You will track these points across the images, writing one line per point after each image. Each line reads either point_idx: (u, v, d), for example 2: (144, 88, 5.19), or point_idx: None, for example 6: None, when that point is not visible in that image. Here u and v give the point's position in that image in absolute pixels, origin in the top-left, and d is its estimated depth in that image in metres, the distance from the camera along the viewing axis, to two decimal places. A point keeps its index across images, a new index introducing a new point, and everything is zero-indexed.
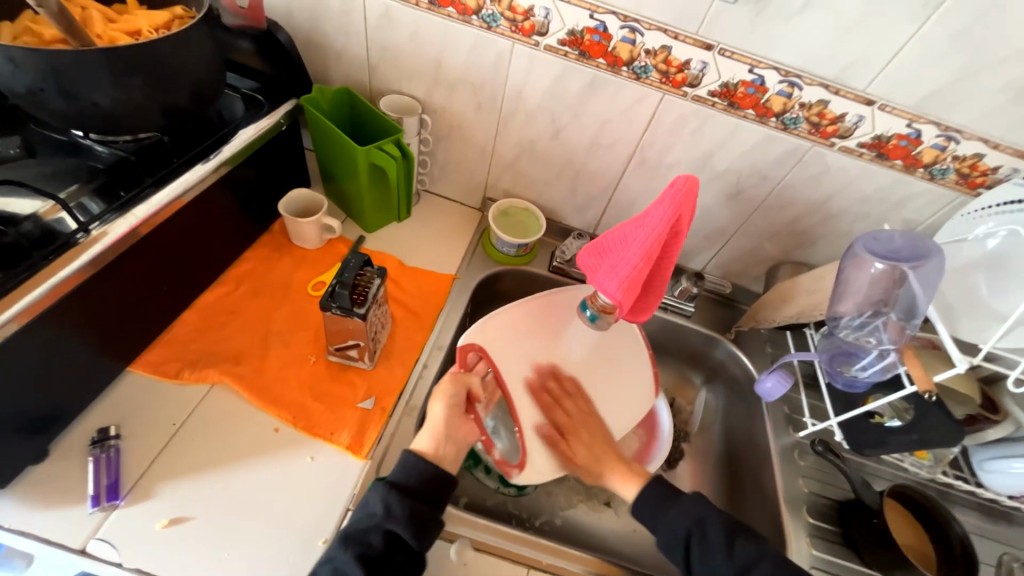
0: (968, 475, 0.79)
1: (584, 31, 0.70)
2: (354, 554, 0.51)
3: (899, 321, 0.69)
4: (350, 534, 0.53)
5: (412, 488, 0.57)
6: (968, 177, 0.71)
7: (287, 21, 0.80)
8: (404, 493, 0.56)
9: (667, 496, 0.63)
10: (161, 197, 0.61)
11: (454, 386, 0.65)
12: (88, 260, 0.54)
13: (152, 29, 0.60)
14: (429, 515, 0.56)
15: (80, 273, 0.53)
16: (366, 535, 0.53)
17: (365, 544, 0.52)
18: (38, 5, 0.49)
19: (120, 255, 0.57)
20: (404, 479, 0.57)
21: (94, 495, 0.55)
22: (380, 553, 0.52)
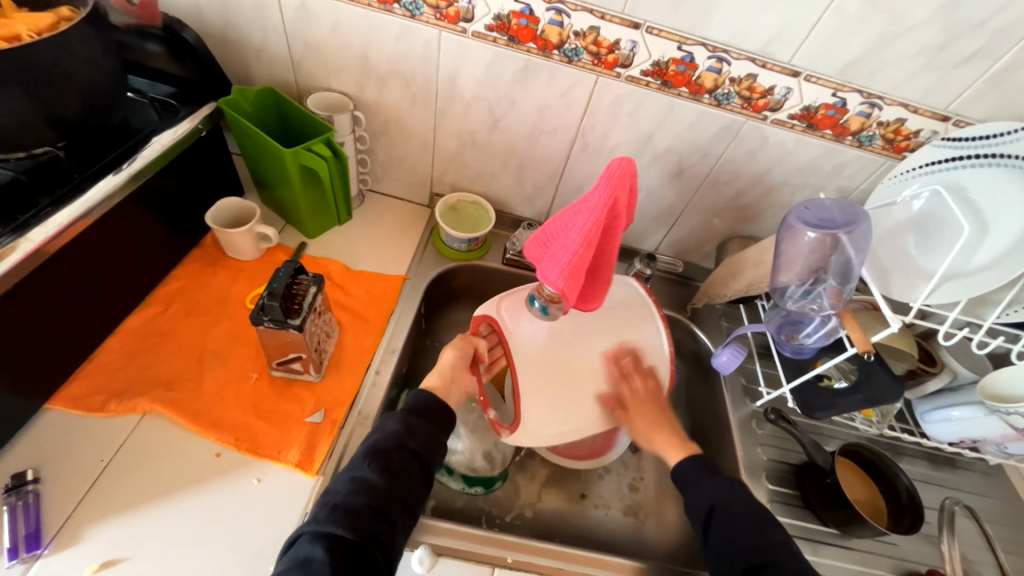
0: (913, 427, 0.83)
1: (510, 15, 0.68)
2: (378, 467, 0.54)
3: (837, 285, 0.71)
4: (373, 450, 0.56)
5: (426, 410, 0.61)
6: (893, 142, 0.74)
7: (196, 20, 0.75)
8: (421, 417, 0.60)
9: (702, 471, 0.64)
10: (63, 216, 0.56)
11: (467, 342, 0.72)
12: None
13: (31, 33, 0.54)
14: (441, 435, 0.61)
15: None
16: (388, 450, 0.56)
17: (388, 460, 0.55)
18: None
19: (16, 284, 0.52)
20: (423, 405, 0.62)
21: (11, 547, 0.50)
22: (401, 466, 0.55)
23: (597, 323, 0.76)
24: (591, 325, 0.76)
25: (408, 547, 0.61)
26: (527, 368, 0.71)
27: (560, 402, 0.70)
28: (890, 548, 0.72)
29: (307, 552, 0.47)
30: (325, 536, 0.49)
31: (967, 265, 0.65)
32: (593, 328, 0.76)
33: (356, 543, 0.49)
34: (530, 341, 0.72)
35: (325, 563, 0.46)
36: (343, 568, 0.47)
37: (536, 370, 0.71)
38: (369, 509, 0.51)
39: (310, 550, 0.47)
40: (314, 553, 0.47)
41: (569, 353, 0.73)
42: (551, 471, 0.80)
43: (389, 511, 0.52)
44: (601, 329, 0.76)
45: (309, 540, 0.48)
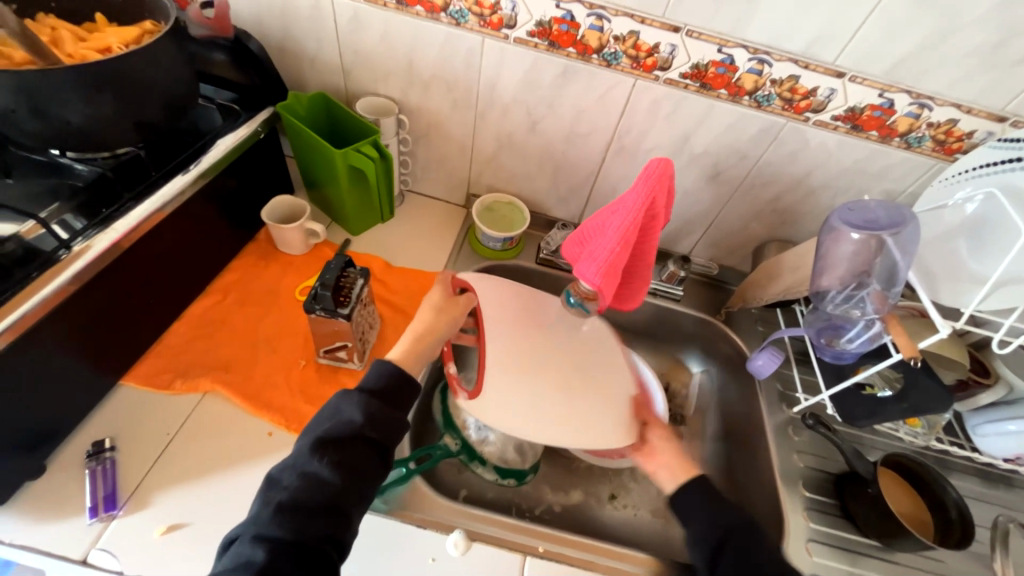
0: (963, 441, 0.79)
1: (551, 21, 0.70)
2: (329, 461, 0.50)
3: (881, 290, 0.69)
4: (324, 440, 0.51)
5: (385, 388, 0.56)
6: (945, 144, 0.71)
7: (259, 31, 0.81)
8: (382, 402, 0.55)
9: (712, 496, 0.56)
10: (141, 210, 0.62)
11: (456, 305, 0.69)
12: (69, 277, 0.54)
13: (122, 45, 0.61)
14: (399, 417, 0.56)
15: (64, 290, 0.54)
16: (342, 441, 0.51)
17: (341, 452, 0.51)
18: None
19: (102, 270, 0.58)
20: (382, 385, 0.56)
21: (92, 507, 0.56)
22: (355, 458, 0.51)
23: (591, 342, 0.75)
24: (584, 340, 0.75)
25: (442, 531, 0.63)
26: (502, 351, 0.69)
27: (528, 395, 0.67)
28: (934, 564, 0.70)
29: (248, 555, 0.45)
30: (267, 539, 0.46)
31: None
32: (583, 346, 0.74)
33: (303, 545, 0.46)
34: (511, 331, 0.71)
35: (263, 568, 0.44)
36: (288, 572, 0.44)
37: (512, 353, 0.69)
38: (315, 506, 0.48)
39: (251, 553, 0.45)
40: (254, 557, 0.44)
41: (552, 358, 0.71)
42: (580, 470, 0.81)
43: (342, 508, 0.49)
44: (592, 349, 0.74)
45: (252, 541, 0.46)
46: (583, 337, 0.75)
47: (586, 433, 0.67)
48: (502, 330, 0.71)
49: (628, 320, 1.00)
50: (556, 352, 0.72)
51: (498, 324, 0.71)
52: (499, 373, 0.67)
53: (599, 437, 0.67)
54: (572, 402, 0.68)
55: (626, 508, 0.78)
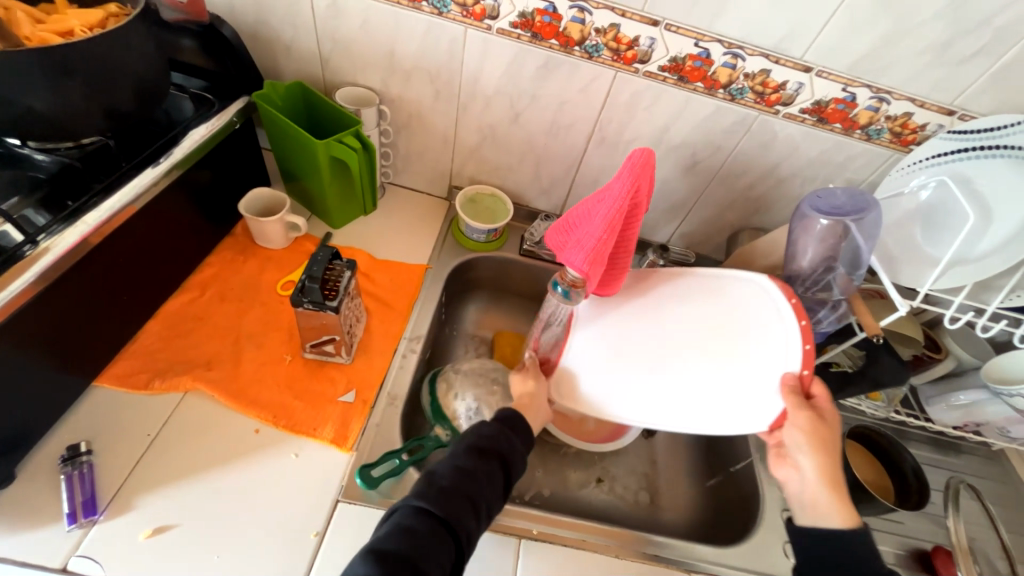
0: (918, 412, 0.85)
1: (535, 12, 0.71)
2: (477, 459, 0.55)
3: (846, 273, 0.73)
4: (476, 444, 0.57)
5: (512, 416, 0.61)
6: (901, 135, 0.76)
7: (230, 17, 0.78)
8: (517, 429, 0.60)
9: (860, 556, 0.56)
10: (111, 204, 0.59)
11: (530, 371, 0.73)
12: (34, 276, 0.51)
13: (85, 28, 0.58)
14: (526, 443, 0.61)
15: (29, 289, 0.51)
16: (490, 450, 0.57)
17: (484, 456, 0.56)
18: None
19: (70, 267, 0.55)
20: (519, 417, 0.62)
21: (71, 512, 0.53)
22: (493, 464, 0.55)
23: (694, 321, 0.69)
24: (698, 322, 0.68)
25: None
26: (582, 340, 0.71)
27: (612, 378, 0.70)
28: (895, 525, 0.75)
29: (411, 523, 0.49)
30: (425, 513, 0.50)
31: (972, 250, 0.68)
32: (687, 324, 0.69)
33: (444, 524, 0.50)
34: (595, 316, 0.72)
35: (423, 537, 0.48)
36: (431, 543, 0.48)
37: (592, 335, 0.71)
38: (464, 494, 0.52)
39: (413, 522, 0.49)
40: (417, 526, 0.49)
41: (647, 341, 0.69)
42: (569, 455, 0.83)
43: (481, 505, 0.52)
44: (699, 328, 0.68)
45: (413, 513, 0.50)
46: (689, 313, 0.69)
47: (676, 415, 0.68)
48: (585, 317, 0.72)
49: None
50: (648, 334, 0.70)
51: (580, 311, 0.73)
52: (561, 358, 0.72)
53: (690, 419, 0.67)
54: (664, 380, 0.68)
55: (612, 490, 0.81)
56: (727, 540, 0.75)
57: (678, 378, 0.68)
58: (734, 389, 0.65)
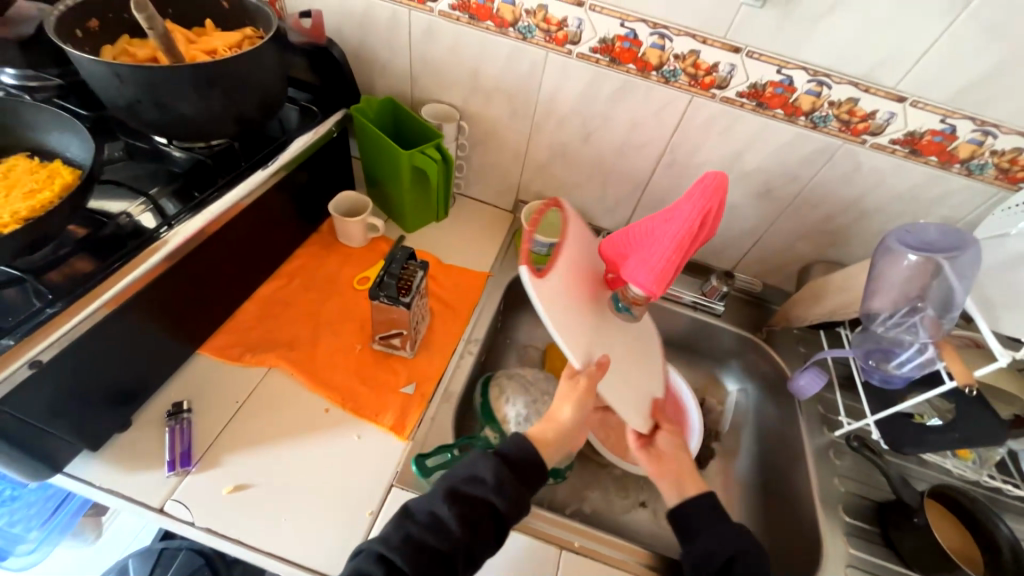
0: (1018, 482, 0.75)
1: (615, 38, 0.74)
2: (457, 512, 0.52)
3: (935, 316, 0.68)
4: (457, 490, 0.54)
5: (520, 461, 0.57)
6: (1008, 172, 0.71)
7: (339, 39, 0.88)
8: (514, 470, 0.56)
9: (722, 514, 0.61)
10: (229, 198, 0.68)
11: (580, 389, 0.61)
12: (166, 254, 0.61)
13: (226, 48, 0.68)
14: (524, 494, 0.56)
15: (161, 264, 0.60)
16: (472, 498, 0.54)
17: (466, 507, 0.53)
18: (151, 28, 0.57)
19: (194, 249, 0.64)
20: (517, 453, 0.57)
21: (171, 460, 0.61)
22: (477, 515, 0.53)
23: (621, 321, 0.73)
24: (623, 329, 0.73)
25: None
26: (573, 268, 0.66)
27: (589, 322, 0.65)
28: None
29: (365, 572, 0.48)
30: (386, 562, 0.49)
31: None
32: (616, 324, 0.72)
33: None
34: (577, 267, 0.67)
35: None
36: None
37: (578, 274, 0.67)
38: (432, 552, 0.50)
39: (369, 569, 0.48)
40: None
41: (604, 308, 0.70)
42: (613, 476, 0.82)
43: (452, 564, 0.50)
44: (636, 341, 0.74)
45: (370, 560, 0.49)
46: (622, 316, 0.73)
47: (611, 391, 0.65)
48: (575, 254, 0.68)
49: (664, 332, 1.01)
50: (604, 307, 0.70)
51: (576, 243, 0.69)
52: (563, 276, 0.63)
53: (619, 399, 0.65)
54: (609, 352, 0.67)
55: (656, 517, 0.79)
56: None
57: (617, 356, 0.68)
58: (634, 391, 0.68)
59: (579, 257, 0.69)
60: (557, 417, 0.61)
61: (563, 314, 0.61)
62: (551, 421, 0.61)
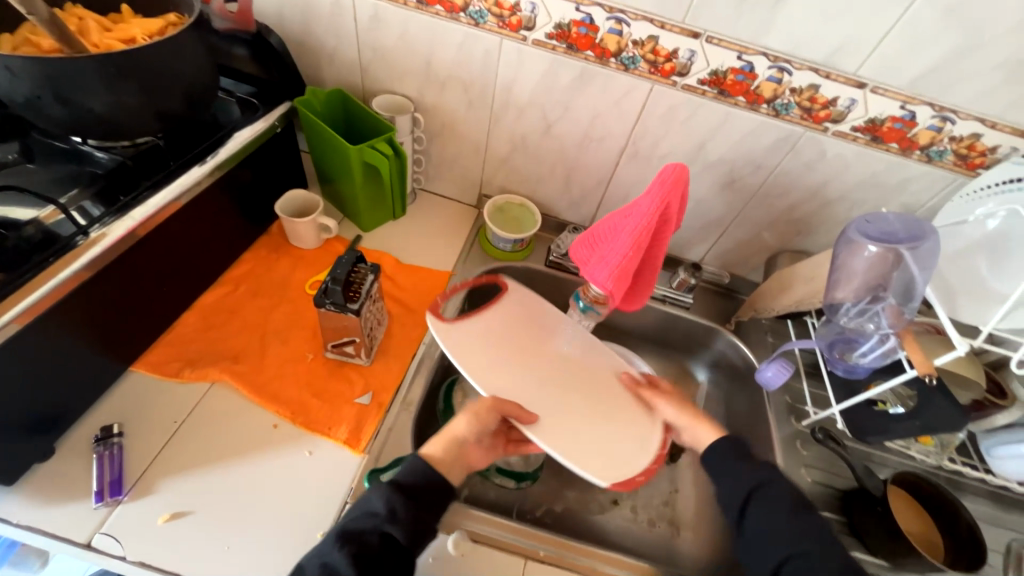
0: (977, 462, 0.75)
1: (571, 23, 0.70)
2: (350, 554, 0.49)
3: (897, 305, 0.68)
4: (345, 530, 0.51)
5: (415, 489, 0.54)
6: (966, 158, 0.70)
7: (281, 27, 0.82)
8: (409, 496, 0.54)
9: (740, 454, 0.62)
10: (158, 200, 0.62)
11: (479, 407, 0.61)
12: (83, 264, 0.55)
13: (145, 36, 0.62)
14: (425, 521, 0.53)
15: (77, 276, 0.54)
16: (364, 534, 0.51)
17: (360, 544, 0.50)
18: (30, 13, 0.49)
19: (117, 257, 0.59)
20: (412, 479, 0.55)
21: (98, 491, 0.56)
22: (374, 554, 0.50)
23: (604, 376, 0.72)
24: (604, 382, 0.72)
25: (444, 532, 0.62)
26: (504, 326, 0.73)
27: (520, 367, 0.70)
28: None
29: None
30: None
31: None
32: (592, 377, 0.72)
33: None
34: (516, 322, 0.74)
35: None
36: None
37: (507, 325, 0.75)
38: None
39: None
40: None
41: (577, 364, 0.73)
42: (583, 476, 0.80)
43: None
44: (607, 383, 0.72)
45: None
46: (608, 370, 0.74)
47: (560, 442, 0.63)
48: (516, 318, 0.75)
49: (634, 326, 0.99)
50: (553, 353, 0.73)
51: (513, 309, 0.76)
52: (486, 327, 0.72)
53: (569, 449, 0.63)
54: (550, 405, 0.66)
55: (628, 515, 0.77)
56: None
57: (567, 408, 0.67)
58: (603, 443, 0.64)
59: (522, 316, 0.76)
60: (451, 430, 0.60)
61: (471, 353, 0.68)
62: (445, 433, 0.60)
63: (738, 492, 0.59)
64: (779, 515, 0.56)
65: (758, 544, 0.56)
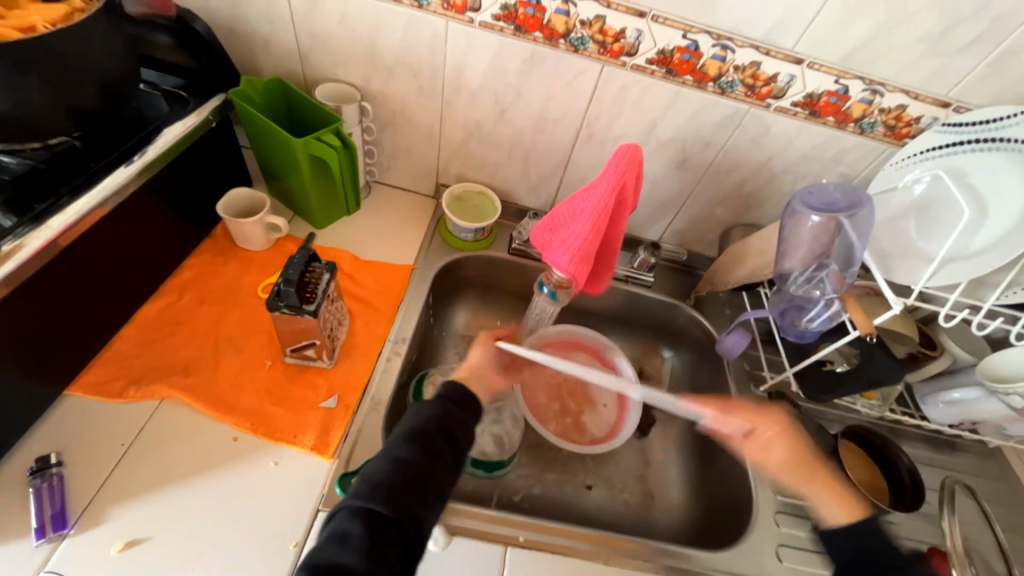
0: (913, 411, 0.83)
1: (517, 4, 0.68)
2: (413, 445, 0.53)
3: (839, 271, 0.72)
4: (415, 430, 0.54)
5: (455, 396, 0.59)
6: (895, 129, 0.75)
7: (205, 11, 0.76)
8: (455, 405, 0.59)
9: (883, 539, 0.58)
10: (81, 206, 0.57)
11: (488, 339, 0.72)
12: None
13: (47, 24, 0.54)
14: (468, 422, 0.58)
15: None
16: (426, 432, 0.55)
17: (424, 440, 0.54)
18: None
19: (38, 272, 0.53)
20: (454, 391, 0.60)
21: (39, 527, 0.52)
22: (436, 446, 0.54)
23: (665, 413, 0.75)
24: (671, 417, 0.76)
25: None
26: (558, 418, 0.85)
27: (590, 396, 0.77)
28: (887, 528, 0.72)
29: (346, 528, 0.46)
30: (365, 514, 0.47)
31: (968, 247, 0.67)
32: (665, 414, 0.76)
33: (387, 517, 0.47)
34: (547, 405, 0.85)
35: (360, 540, 0.45)
36: (383, 543, 0.46)
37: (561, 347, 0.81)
38: (406, 486, 0.50)
39: (348, 526, 0.46)
40: (353, 530, 0.46)
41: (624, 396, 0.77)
42: (558, 458, 0.81)
43: (425, 491, 0.51)
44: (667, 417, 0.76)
45: (349, 516, 0.47)
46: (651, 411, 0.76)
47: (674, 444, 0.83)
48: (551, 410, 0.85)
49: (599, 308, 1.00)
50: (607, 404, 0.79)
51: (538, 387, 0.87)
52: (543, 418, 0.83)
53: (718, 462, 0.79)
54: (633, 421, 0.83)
55: (604, 491, 0.79)
56: (720, 543, 0.73)
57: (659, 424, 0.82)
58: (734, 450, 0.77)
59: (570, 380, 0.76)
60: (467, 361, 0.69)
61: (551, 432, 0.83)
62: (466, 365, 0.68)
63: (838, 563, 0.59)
64: None
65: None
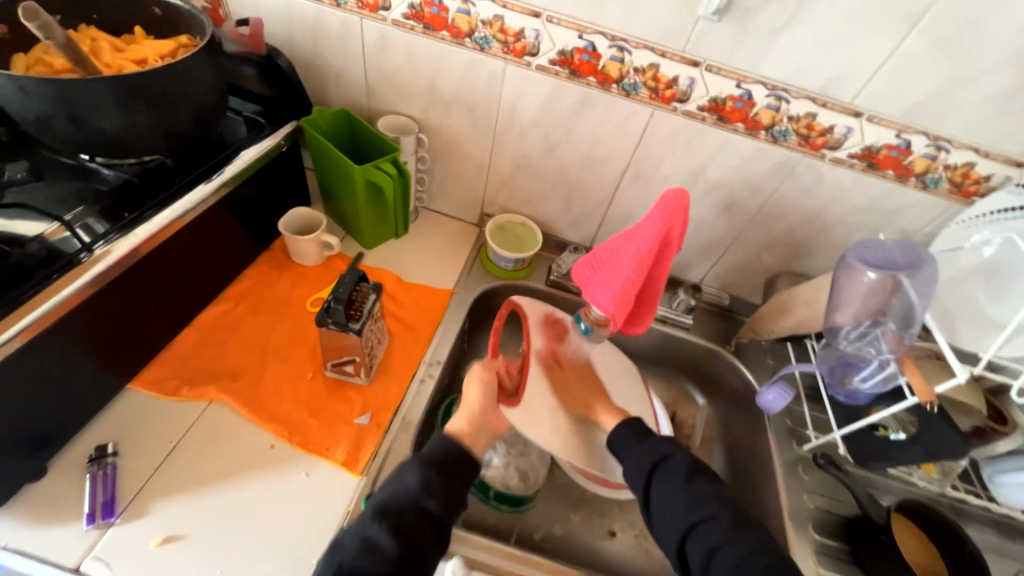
0: (979, 490, 0.75)
1: (573, 50, 0.72)
2: (389, 529, 0.50)
3: (896, 331, 0.69)
4: (385, 508, 0.52)
5: (445, 461, 0.57)
6: (961, 186, 0.71)
7: (289, 48, 0.84)
8: (442, 471, 0.56)
9: (640, 435, 0.66)
10: (163, 216, 0.63)
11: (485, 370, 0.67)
12: (85, 282, 0.55)
13: (157, 57, 0.63)
14: (456, 491, 0.56)
15: (79, 294, 0.54)
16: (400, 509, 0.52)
17: (399, 522, 0.51)
18: (48, 37, 0.50)
19: (122, 273, 0.59)
20: (442, 455, 0.57)
21: (90, 513, 0.55)
22: (410, 529, 0.51)
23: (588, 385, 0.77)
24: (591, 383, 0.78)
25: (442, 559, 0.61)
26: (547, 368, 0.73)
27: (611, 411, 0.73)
28: None
29: None
30: None
31: None
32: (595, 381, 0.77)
33: None
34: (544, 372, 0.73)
35: None
36: None
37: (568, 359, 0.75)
38: None
39: None
40: None
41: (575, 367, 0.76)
42: (583, 499, 0.79)
43: None
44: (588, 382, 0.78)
45: None
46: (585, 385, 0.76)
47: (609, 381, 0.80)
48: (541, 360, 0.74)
49: (633, 346, 0.99)
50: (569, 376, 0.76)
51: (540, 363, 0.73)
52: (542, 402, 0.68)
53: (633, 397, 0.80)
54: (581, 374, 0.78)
55: (629, 540, 0.76)
56: None
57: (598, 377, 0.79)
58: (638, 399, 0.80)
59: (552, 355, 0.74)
60: (465, 402, 0.65)
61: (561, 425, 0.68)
62: (467, 410, 0.64)
63: (644, 466, 0.62)
64: (676, 484, 0.59)
65: (665, 517, 0.58)
